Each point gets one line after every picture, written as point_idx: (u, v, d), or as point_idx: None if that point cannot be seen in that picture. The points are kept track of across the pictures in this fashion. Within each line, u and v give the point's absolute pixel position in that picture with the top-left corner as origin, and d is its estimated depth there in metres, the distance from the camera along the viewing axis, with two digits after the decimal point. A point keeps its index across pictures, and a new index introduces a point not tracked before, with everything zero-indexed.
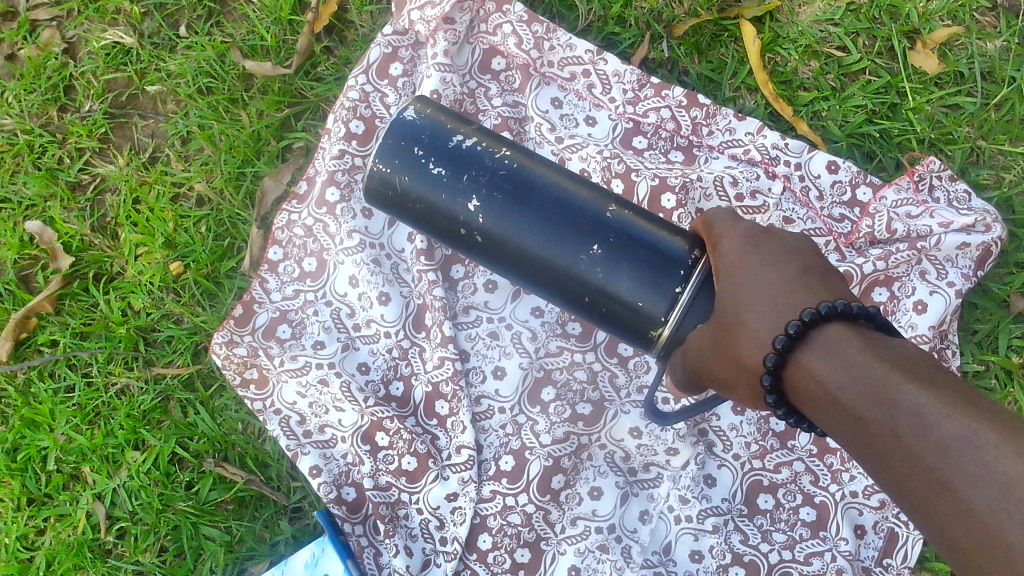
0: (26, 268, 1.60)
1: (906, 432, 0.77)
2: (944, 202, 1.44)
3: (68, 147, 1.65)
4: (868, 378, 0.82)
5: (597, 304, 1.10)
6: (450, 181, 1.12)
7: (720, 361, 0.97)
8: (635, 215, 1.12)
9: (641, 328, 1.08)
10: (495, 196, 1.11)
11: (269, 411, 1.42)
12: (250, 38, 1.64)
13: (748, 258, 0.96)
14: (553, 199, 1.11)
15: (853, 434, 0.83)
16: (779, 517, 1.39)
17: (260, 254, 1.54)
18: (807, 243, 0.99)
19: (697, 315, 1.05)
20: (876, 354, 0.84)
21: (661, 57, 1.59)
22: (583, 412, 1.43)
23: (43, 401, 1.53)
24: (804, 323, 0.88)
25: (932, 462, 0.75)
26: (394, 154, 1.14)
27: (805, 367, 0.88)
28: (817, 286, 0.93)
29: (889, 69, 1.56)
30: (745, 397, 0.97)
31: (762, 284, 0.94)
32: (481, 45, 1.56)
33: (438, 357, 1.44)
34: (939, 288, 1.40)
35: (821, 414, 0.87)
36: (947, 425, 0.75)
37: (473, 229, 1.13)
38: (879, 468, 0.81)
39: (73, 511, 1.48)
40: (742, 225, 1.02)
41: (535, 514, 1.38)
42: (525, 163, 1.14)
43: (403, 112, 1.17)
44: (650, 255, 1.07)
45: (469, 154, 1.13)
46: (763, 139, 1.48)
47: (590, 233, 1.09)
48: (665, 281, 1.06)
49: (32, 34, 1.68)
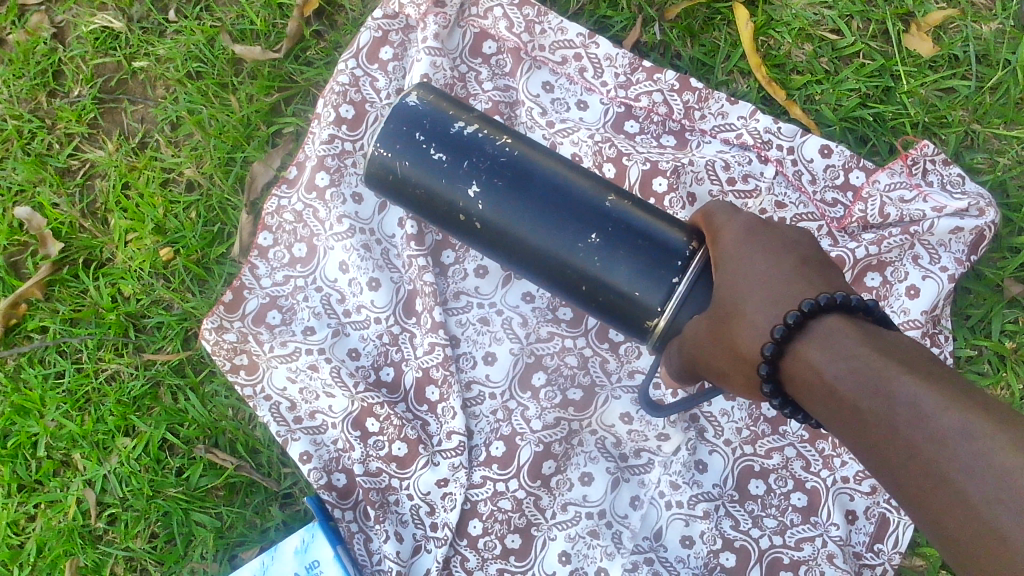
0: (15, 255, 1.59)
1: (901, 423, 0.77)
2: (938, 185, 1.43)
3: (58, 133, 1.64)
4: (865, 369, 0.81)
5: (594, 293, 1.09)
6: (450, 166, 1.12)
7: (716, 351, 0.96)
8: (634, 206, 1.11)
9: (637, 318, 1.08)
10: (495, 184, 1.10)
11: (259, 397, 1.41)
12: (239, 22, 1.63)
13: (747, 249, 0.96)
14: (553, 187, 1.10)
15: (848, 424, 0.83)
16: (771, 502, 1.39)
17: (250, 240, 1.54)
18: (806, 237, 0.99)
19: (694, 305, 1.04)
20: (874, 345, 0.84)
21: (653, 41, 1.57)
22: (574, 398, 1.43)
23: (33, 387, 1.53)
24: (802, 313, 0.88)
25: (928, 453, 0.74)
26: (395, 139, 1.13)
27: (801, 358, 0.87)
28: (817, 278, 0.93)
29: (883, 52, 1.55)
30: (740, 387, 0.96)
31: (760, 275, 0.94)
32: (471, 29, 1.55)
33: (428, 343, 1.43)
34: (932, 272, 1.39)
35: (817, 405, 0.87)
36: (943, 416, 0.74)
37: (472, 216, 1.12)
38: (875, 460, 0.80)
39: (63, 498, 1.48)
40: (742, 217, 1.02)
41: (525, 499, 1.38)
42: (526, 151, 1.13)
43: (405, 98, 1.16)
44: (647, 245, 1.06)
45: (471, 141, 1.12)
46: (756, 123, 1.46)
47: (588, 223, 1.08)
48: (662, 272, 1.05)
49: (21, 19, 1.67)
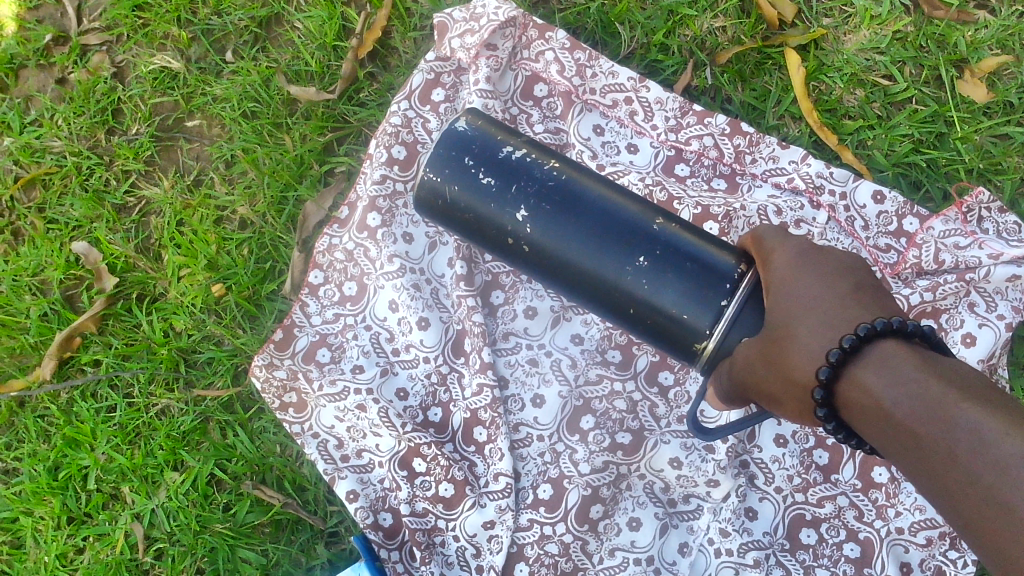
0: (71, 288, 1.63)
1: (963, 451, 0.76)
2: (994, 233, 1.42)
3: (115, 169, 1.67)
4: (923, 394, 0.80)
5: (642, 317, 1.09)
6: (499, 191, 1.12)
7: (768, 376, 0.95)
8: (682, 229, 1.11)
9: (686, 341, 1.07)
10: (543, 208, 1.10)
11: (307, 435, 1.42)
12: (295, 63, 1.66)
13: (800, 272, 0.95)
14: (601, 211, 1.10)
15: (904, 452, 0.81)
16: (822, 552, 1.37)
17: (302, 277, 1.55)
18: (858, 262, 0.99)
19: (744, 328, 1.03)
20: (931, 370, 0.83)
21: (704, 85, 1.58)
22: (622, 442, 1.40)
23: (85, 420, 1.55)
24: (858, 337, 0.87)
25: (992, 482, 0.73)
26: (444, 164, 1.14)
27: (856, 383, 0.87)
28: (872, 303, 0.92)
29: (936, 98, 1.54)
30: (792, 413, 0.95)
31: (815, 299, 0.92)
32: (523, 72, 1.56)
33: (477, 383, 1.43)
34: (989, 321, 1.37)
35: (871, 430, 0.86)
36: (1007, 445, 0.73)
37: (521, 240, 1.12)
38: (932, 488, 0.79)
39: (112, 531, 1.49)
40: (793, 241, 1.01)
41: (573, 544, 1.37)
42: (573, 176, 1.13)
43: (454, 123, 1.17)
44: (696, 268, 1.06)
45: (519, 165, 1.13)
46: (808, 167, 1.47)
47: (636, 247, 1.08)
48: (711, 295, 1.04)
49: (82, 59, 1.71)
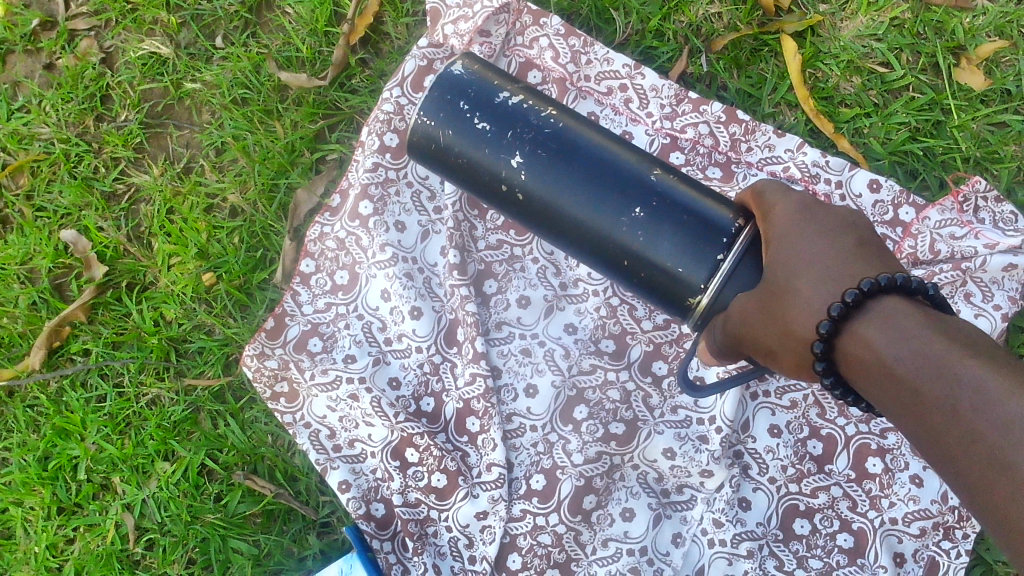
0: (60, 276, 1.61)
1: (966, 408, 0.74)
2: (990, 222, 1.41)
3: (104, 157, 1.65)
4: (927, 351, 0.79)
5: (635, 269, 1.08)
6: (494, 136, 1.10)
7: (766, 329, 0.94)
8: (680, 180, 1.09)
9: (679, 295, 1.06)
10: (539, 155, 1.09)
11: (299, 425, 1.41)
12: (285, 49, 1.64)
13: (801, 227, 0.95)
14: (597, 160, 1.09)
15: (906, 409, 0.80)
16: (816, 543, 1.36)
17: (292, 266, 1.53)
18: (860, 216, 0.98)
19: (738, 283, 1.03)
20: (936, 328, 0.81)
21: (700, 72, 1.56)
22: (616, 432, 1.40)
23: (75, 410, 1.53)
24: (861, 292, 0.85)
25: (993, 439, 0.71)
26: (439, 108, 1.13)
27: (859, 338, 0.85)
28: (873, 258, 0.91)
29: (933, 85, 1.53)
30: (788, 366, 0.95)
31: (816, 253, 0.92)
32: (517, 58, 1.55)
33: (470, 373, 1.42)
34: (985, 311, 1.37)
35: (873, 387, 0.84)
36: (1010, 401, 0.71)
37: (515, 187, 1.11)
38: (933, 447, 0.78)
39: (102, 521, 1.48)
40: (795, 197, 1.00)
41: (566, 534, 1.37)
42: (571, 124, 1.12)
43: (451, 67, 1.15)
44: (692, 221, 1.05)
45: (515, 111, 1.11)
46: (803, 156, 1.46)
47: (632, 197, 1.07)
48: (707, 249, 1.03)
49: (70, 44, 1.68)
